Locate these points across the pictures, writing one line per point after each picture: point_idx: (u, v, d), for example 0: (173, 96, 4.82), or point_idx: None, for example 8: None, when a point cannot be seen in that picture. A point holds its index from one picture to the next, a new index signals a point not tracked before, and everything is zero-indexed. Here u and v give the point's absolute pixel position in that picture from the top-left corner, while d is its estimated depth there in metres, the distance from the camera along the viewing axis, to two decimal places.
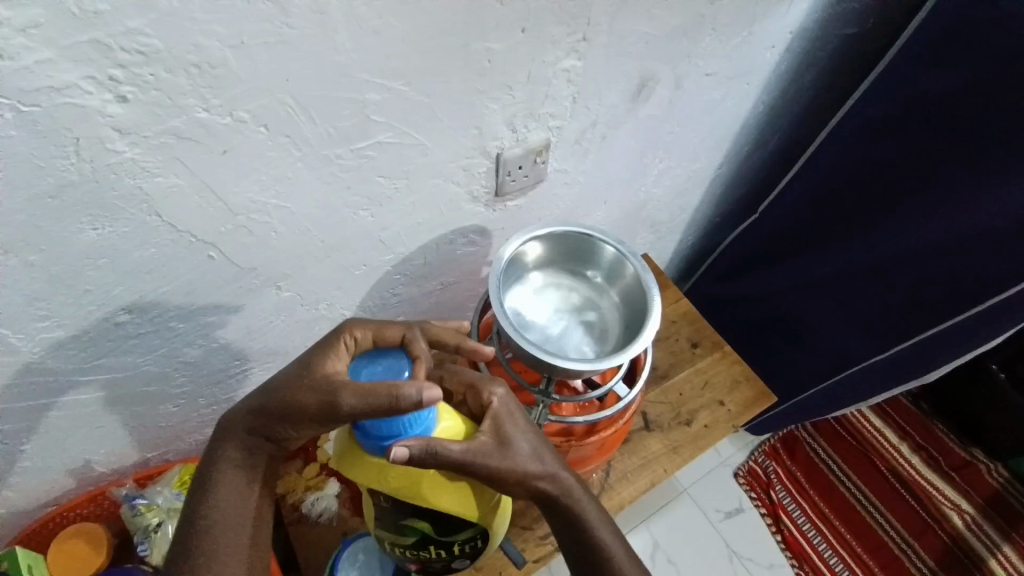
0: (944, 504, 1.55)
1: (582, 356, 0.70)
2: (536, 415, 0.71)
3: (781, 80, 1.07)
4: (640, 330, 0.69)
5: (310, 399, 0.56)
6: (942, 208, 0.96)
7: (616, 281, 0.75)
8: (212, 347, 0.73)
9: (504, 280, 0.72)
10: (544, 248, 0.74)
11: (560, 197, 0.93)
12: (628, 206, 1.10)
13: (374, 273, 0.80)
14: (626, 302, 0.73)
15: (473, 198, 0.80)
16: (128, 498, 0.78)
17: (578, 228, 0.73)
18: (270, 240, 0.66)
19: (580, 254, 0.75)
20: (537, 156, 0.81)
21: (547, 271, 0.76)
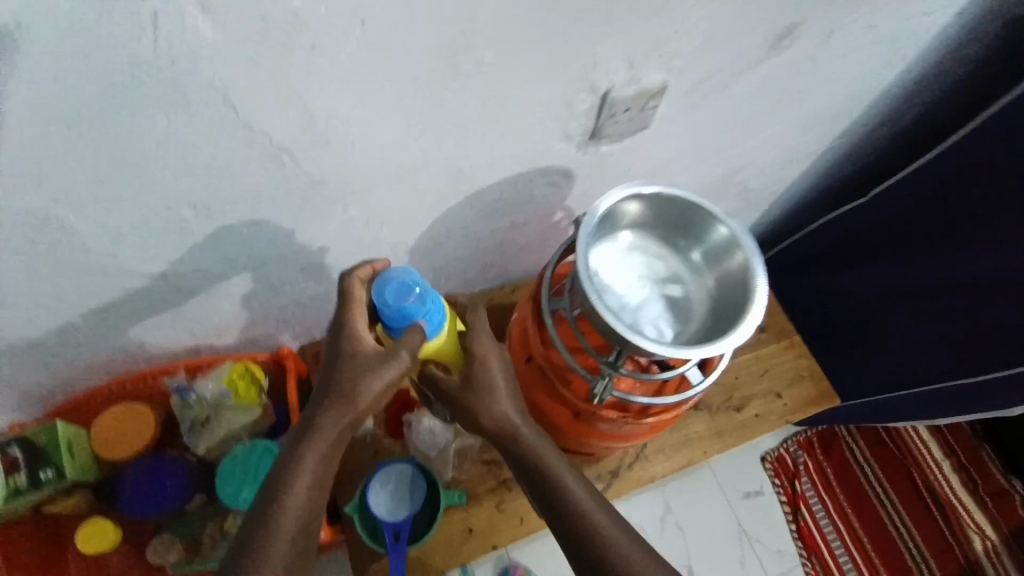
0: (969, 528, 1.50)
1: (655, 334, 0.64)
2: (599, 388, 0.66)
3: (947, 49, 0.90)
4: (730, 327, 0.62)
5: (383, 372, 0.65)
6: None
7: (716, 264, 0.67)
8: (273, 255, 0.70)
9: (597, 231, 0.65)
10: (649, 208, 0.66)
11: (657, 150, 0.83)
12: (725, 168, 0.99)
13: (445, 202, 0.75)
14: (720, 290, 0.66)
15: (566, 138, 0.72)
16: (179, 389, 0.80)
17: (693, 196, 0.64)
18: (347, 155, 0.60)
19: (686, 225, 0.67)
20: (649, 100, 0.70)
21: (642, 233, 0.68)
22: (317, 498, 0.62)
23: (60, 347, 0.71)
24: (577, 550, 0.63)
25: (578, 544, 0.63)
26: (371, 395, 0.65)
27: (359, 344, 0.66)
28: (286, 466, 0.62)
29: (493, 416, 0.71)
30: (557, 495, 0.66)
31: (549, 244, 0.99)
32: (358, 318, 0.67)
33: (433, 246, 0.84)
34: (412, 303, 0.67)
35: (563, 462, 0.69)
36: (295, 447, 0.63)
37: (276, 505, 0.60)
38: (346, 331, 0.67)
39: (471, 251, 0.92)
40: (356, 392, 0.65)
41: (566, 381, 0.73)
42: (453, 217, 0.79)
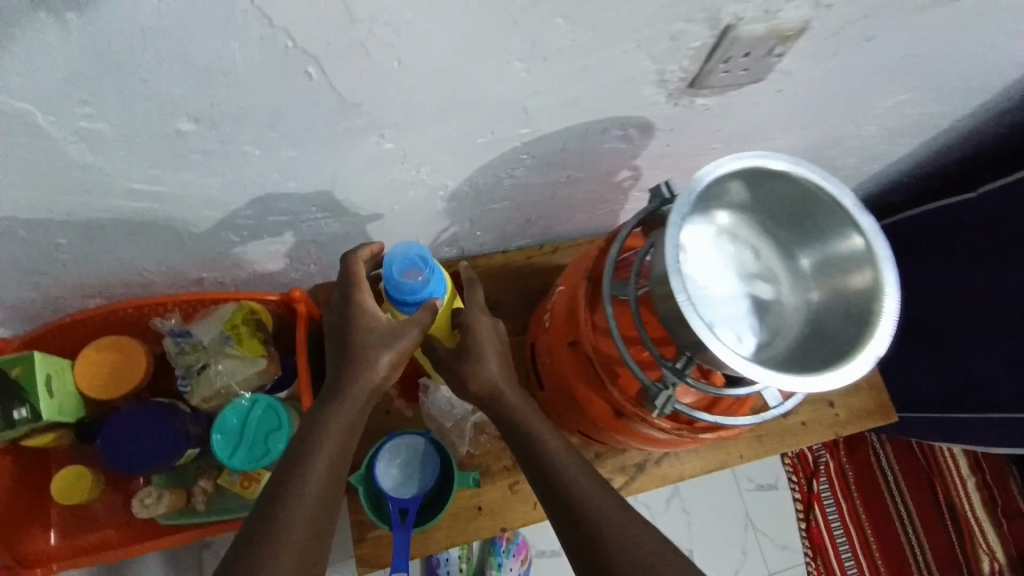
0: (980, 547, 1.41)
1: (731, 340, 0.53)
2: (659, 400, 0.55)
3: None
4: (832, 356, 0.50)
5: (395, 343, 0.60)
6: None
7: (830, 275, 0.54)
8: (289, 187, 0.59)
9: (699, 201, 0.53)
10: (768, 191, 0.54)
11: (759, 108, 0.68)
12: (824, 140, 0.83)
13: (498, 145, 0.62)
14: (826, 312, 0.54)
15: (661, 81, 0.57)
16: (174, 332, 0.71)
17: (834, 190, 0.51)
18: (389, 74, 0.47)
19: (807, 224, 0.54)
20: (778, 44, 0.54)
21: (746, 218, 0.57)
22: (331, 487, 0.55)
23: (41, 265, 0.61)
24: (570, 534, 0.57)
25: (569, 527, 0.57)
26: (382, 372, 0.60)
27: (364, 313, 0.61)
28: (301, 446, 0.55)
29: (482, 384, 0.67)
30: (548, 471, 0.61)
31: (604, 203, 0.87)
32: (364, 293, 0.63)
33: (476, 194, 0.71)
34: (420, 279, 0.65)
35: (558, 437, 0.64)
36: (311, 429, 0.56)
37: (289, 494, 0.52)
38: (352, 302, 0.62)
39: (517, 203, 0.79)
40: (368, 365, 0.59)
41: (615, 378, 0.62)
42: (504, 164, 0.66)
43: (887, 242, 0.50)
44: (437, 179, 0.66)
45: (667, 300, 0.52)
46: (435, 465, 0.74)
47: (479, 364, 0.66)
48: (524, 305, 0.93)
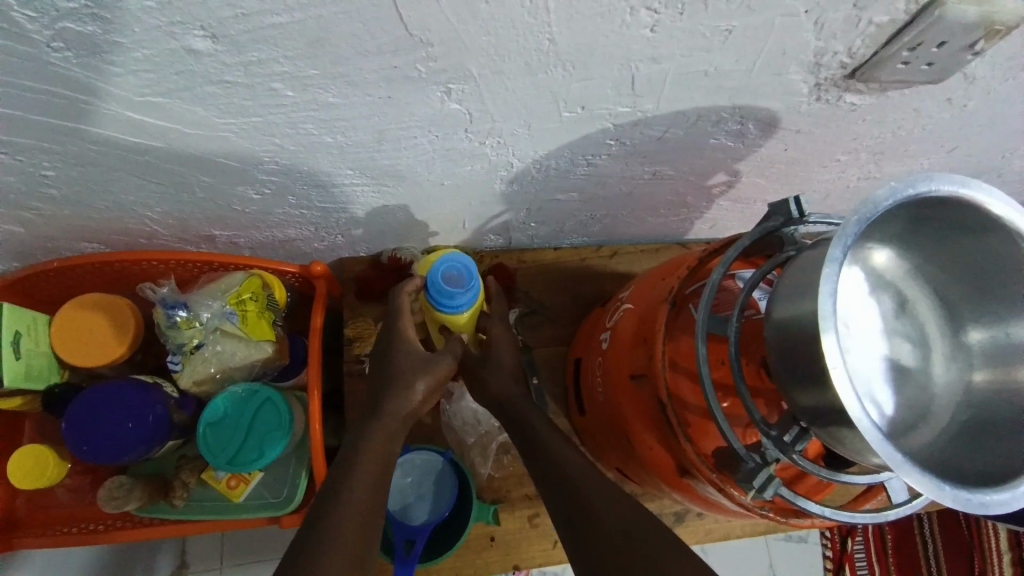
0: None
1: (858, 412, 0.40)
2: (761, 479, 0.42)
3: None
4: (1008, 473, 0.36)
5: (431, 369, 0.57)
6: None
7: (1005, 357, 0.40)
8: (324, 142, 0.47)
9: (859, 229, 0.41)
10: (950, 232, 0.41)
11: (912, 117, 0.54)
12: (969, 169, 0.68)
13: (587, 123, 0.50)
14: (995, 407, 0.40)
15: (814, 66, 0.44)
16: (167, 303, 0.59)
17: None
18: (475, 4, 0.34)
19: (992, 287, 0.41)
20: (984, 36, 0.39)
21: (903, 260, 0.43)
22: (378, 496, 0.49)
23: (24, 200, 0.51)
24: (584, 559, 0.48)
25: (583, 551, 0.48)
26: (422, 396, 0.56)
27: (403, 341, 0.59)
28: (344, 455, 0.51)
29: (501, 384, 0.63)
30: (578, 498, 0.51)
31: (682, 209, 0.74)
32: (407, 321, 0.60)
33: (543, 179, 0.60)
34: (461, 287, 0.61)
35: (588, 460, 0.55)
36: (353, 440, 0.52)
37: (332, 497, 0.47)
38: (391, 332, 0.60)
39: (586, 197, 0.67)
40: (403, 390, 0.55)
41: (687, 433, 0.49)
42: (585, 147, 0.54)
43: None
44: (502, 156, 0.54)
45: (793, 354, 0.39)
46: (452, 491, 0.63)
47: (497, 369, 0.63)
48: (571, 310, 0.82)
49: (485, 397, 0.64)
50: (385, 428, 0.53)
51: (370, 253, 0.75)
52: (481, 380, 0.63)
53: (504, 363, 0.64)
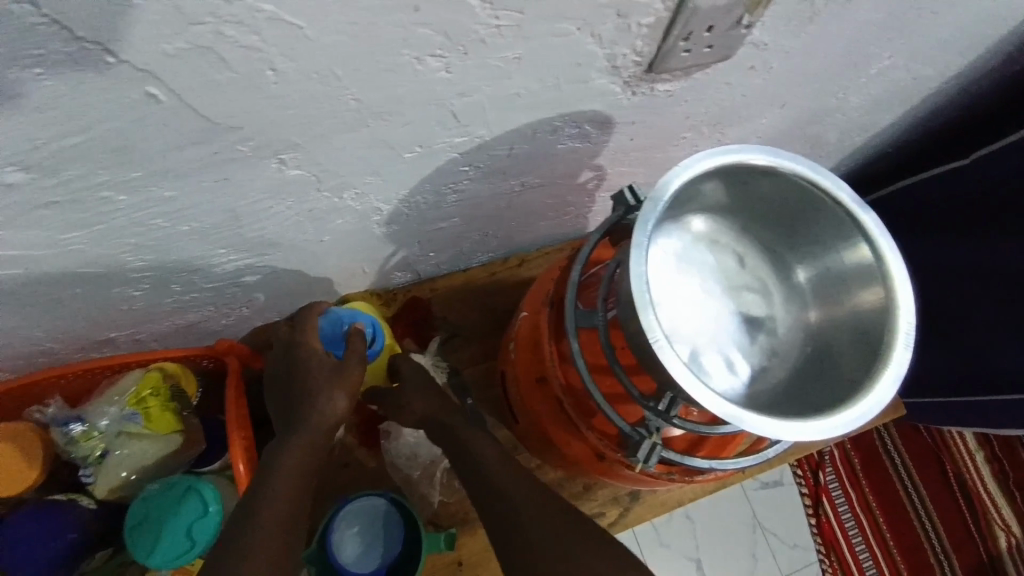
0: (996, 524, 1.39)
1: (715, 366, 0.46)
2: (642, 448, 0.47)
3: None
4: (840, 390, 0.42)
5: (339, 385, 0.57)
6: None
7: (832, 287, 0.46)
8: (180, 231, 0.49)
9: (674, 207, 0.47)
10: (753, 191, 0.46)
11: (729, 89, 0.59)
12: (808, 119, 0.74)
13: (432, 158, 0.53)
14: (829, 329, 0.46)
15: (613, 68, 0.48)
16: (61, 421, 0.60)
17: (832, 185, 0.42)
18: (265, 85, 0.36)
19: (801, 227, 0.47)
20: (744, 14, 0.45)
21: (726, 222, 0.50)
22: (295, 511, 0.51)
23: None
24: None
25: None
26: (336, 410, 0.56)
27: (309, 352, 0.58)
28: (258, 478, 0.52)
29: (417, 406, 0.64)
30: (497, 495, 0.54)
31: (568, 209, 0.77)
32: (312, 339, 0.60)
33: (418, 214, 0.62)
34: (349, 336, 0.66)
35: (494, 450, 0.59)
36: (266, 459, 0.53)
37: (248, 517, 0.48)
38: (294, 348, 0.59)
39: (469, 219, 0.70)
40: (316, 403, 0.56)
41: (588, 418, 0.54)
42: (443, 178, 0.57)
43: (900, 250, 0.42)
44: (366, 203, 0.56)
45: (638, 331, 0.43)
46: (402, 530, 0.65)
47: (412, 390, 0.64)
48: (492, 325, 0.84)
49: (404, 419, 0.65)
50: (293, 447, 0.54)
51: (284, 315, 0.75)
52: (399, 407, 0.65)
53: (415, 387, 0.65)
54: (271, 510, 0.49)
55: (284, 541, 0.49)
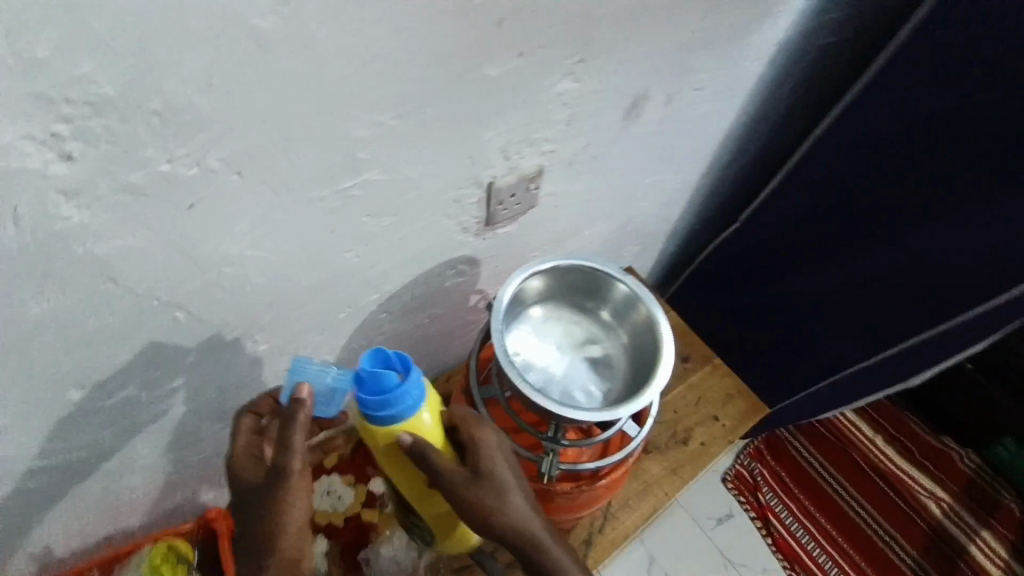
0: (920, 493, 1.50)
1: (581, 396, 0.69)
2: (546, 465, 0.67)
3: (778, 87, 1.02)
4: (648, 372, 0.67)
5: (284, 500, 0.57)
6: (943, 224, 0.91)
7: (624, 316, 0.72)
8: (181, 412, 0.66)
9: (513, 309, 0.71)
10: (554, 281, 0.72)
11: (548, 221, 0.88)
12: (618, 224, 1.05)
13: (359, 313, 0.75)
14: (634, 341, 0.72)
15: (463, 228, 0.75)
16: None
17: (588, 263, 0.70)
18: (245, 293, 0.58)
19: (590, 290, 0.73)
20: (529, 182, 0.75)
21: (550, 304, 0.74)
22: None
23: None
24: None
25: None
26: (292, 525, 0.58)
27: (248, 476, 0.60)
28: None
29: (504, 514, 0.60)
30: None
31: (471, 325, 1.00)
32: (249, 452, 0.62)
33: (357, 356, 0.82)
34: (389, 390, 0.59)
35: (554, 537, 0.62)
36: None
37: None
38: (235, 468, 0.61)
39: (395, 353, 0.91)
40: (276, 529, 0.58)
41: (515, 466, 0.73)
42: (370, 325, 0.79)
43: (640, 281, 0.70)
44: (317, 358, 0.76)
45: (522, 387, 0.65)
46: None
47: (499, 491, 0.61)
48: None
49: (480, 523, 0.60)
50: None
51: None
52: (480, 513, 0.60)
53: (503, 485, 0.61)
54: None
55: None
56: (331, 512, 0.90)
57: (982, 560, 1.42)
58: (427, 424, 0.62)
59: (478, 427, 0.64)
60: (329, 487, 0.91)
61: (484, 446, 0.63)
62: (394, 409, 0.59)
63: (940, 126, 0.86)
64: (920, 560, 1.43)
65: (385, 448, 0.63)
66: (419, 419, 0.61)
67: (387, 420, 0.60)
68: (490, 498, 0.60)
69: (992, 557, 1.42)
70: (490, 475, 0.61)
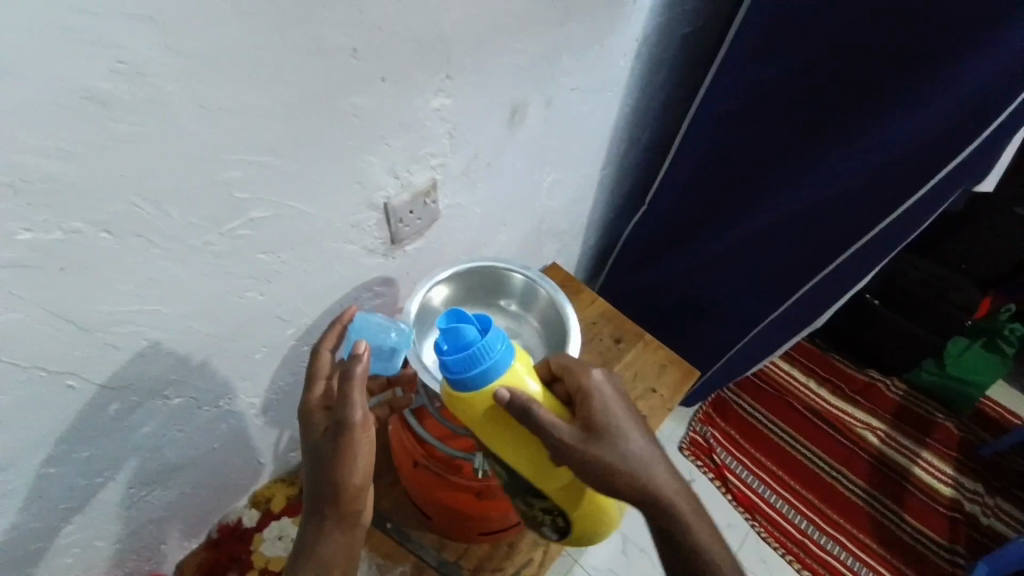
0: (858, 427, 1.62)
1: None
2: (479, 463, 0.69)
3: (652, 76, 1.10)
4: (562, 345, 0.74)
5: (347, 454, 0.60)
6: (811, 175, 0.98)
7: (528, 303, 0.79)
8: (99, 483, 0.64)
9: (424, 324, 0.74)
10: (457, 286, 0.77)
11: (458, 231, 0.91)
12: (530, 224, 1.09)
13: (278, 351, 0.74)
14: (544, 323, 0.78)
15: (370, 251, 0.77)
16: None
17: (483, 262, 0.76)
18: (144, 350, 0.58)
19: (493, 288, 0.79)
20: (425, 197, 0.78)
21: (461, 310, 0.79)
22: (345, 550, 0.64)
23: None
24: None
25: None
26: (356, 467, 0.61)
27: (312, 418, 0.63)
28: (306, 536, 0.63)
29: (625, 461, 0.61)
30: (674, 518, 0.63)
31: None
32: (314, 392, 0.64)
33: (288, 395, 0.82)
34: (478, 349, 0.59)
35: (671, 478, 0.63)
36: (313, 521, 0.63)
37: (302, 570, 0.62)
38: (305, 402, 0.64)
39: None
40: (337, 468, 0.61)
41: (452, 469, 0.74)
42: (294, 361, 0.78)
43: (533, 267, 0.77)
44: (241, 403, 0.75)
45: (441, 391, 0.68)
46: None
47: (617, 440, 0.62)
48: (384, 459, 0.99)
49: (604, 479, 0.60)
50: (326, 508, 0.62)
51: (202, 540, 0.86)
52: (604, 469, 0.60)
53: (618, 434, 0.62)
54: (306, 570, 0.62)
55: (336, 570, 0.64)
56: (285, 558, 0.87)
57: (924, 477, 1.54)
58: (522, 373, 0.62)
59: (587, 376, 0.65)
60: (279, 532, 0.88)
61: (597, 395, 0.64)
62: (489, 362, 0.59)
63: (790, 90, 0.94)
64: (872, 489, 1.53)
65: (487, 411, 0.61)
66: (512, 369, 0.61)
67: (483, 379, 0.59)
68: (604, 445, 0.61)
69: (932, 473, 1.55)
70: (603, 421, 0.62)
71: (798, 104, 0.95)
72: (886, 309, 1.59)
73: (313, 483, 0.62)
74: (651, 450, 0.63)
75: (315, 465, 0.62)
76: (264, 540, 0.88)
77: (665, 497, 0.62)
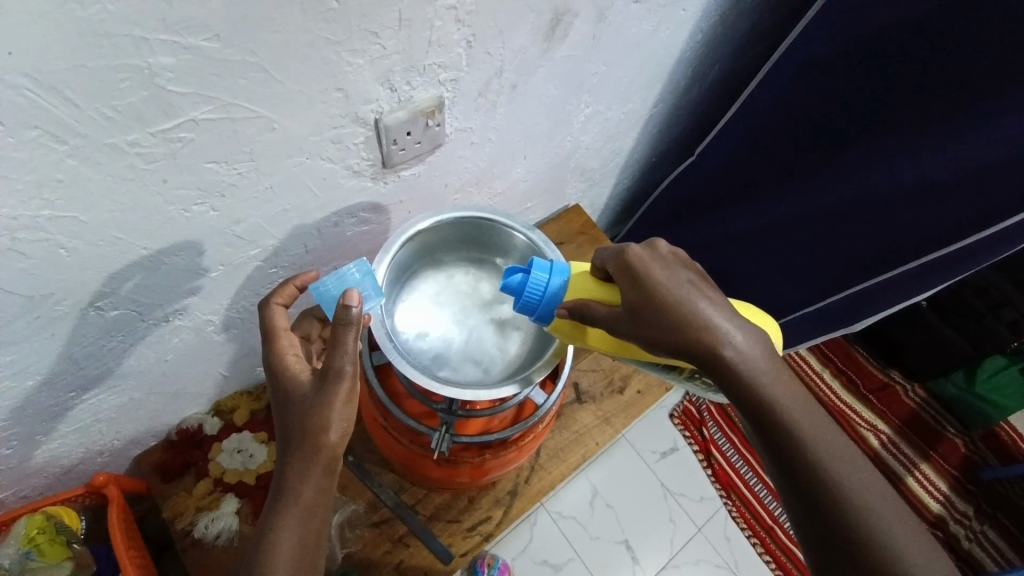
0: (861, 427, 1.53)
1: (488, 356, 0.68)
2: (438, 439, 0.64)
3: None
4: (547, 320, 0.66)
5: (335, 401, 0.52)
6: (894, 159, 0.79)
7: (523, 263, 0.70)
8: (25, 388, 0.59)
9: (403, 277, 0.69)
10: (446, 234, 0.69)
11: (465, 159, 0.77)
12: (554, 158, 0.93)
13: (238, 272, 0.65)
14: None
15: (354, 172, 0.64)
16: None
17: (479, 213, 0.67)
18: (62, 261, 0.49)
19: (488, 242, 0.71)
20: (428, 118, 0.64)
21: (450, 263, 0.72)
22: (322, 507, 0.53)
23: None
24: (824, 550, 0.49)
25: (833, 545, 0.49)
26: (339, 417, 0.52)
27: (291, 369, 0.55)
28: (275, 489, 0.53)
29: (673, 330, 0.54)
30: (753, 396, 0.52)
31: None
32: (283, 348, 0.57)
33: (251, 317, 0.74)
34: (527, 286, 0.62)
35: (744, 344, 0.53)
36: (285, 473, 0.52)
37: (270, 527, 0.51)
38: (275, 355, 0.57)
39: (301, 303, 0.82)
40: (320, 415, 0.52)
41: (412, 436, 0.68)
42: (258, 282, 0.69)
43: (535, 227, 0.67)
44: (195, 320, 0.67)
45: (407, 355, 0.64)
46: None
47: (659, 309, 0.55)
48: None
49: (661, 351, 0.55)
50: (301, 460, 0.52)
51: (159, 439, 0.84)
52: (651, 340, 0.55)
53: (663, 302, 0.55)
54: (285, 522, 0.51)
55: (312, 532, 0.52)
56: (242, 472, 0.84)
57: (917, 489, 1.47)
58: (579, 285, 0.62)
59: (626, 251, 0.59)
60: (239, 445, 0.85)
61: (639, 262, 0.57)
62: (543, 296, 0.62)
63: (906, 47, 0.74)
64: None
65: (573, 328, 0.63)
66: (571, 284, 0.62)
67: (552, 310, 0.63)
68: (648, 318, 0.55)
69: (926, 486, 1.48)
70: (651, 285, 0.56)
71: (906, 66, 0.74)
72: (933, 314, 1.44)
73: (286, 431, 0.53)
74: (716, 318, 0.54)
75: (290, 413, 0.53)
76: (222, 450, 0.85)
77: (739, 370, 0.52)
